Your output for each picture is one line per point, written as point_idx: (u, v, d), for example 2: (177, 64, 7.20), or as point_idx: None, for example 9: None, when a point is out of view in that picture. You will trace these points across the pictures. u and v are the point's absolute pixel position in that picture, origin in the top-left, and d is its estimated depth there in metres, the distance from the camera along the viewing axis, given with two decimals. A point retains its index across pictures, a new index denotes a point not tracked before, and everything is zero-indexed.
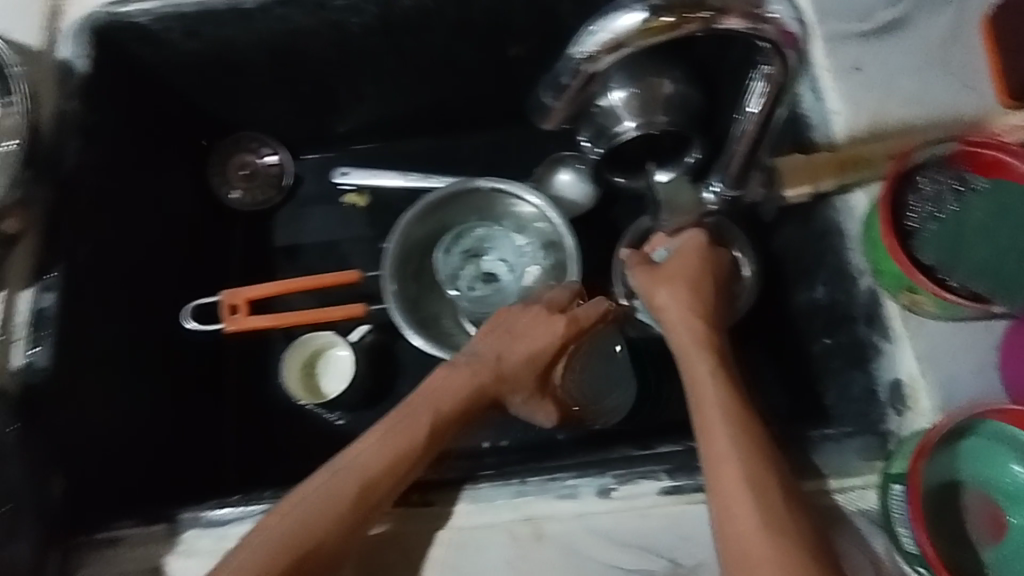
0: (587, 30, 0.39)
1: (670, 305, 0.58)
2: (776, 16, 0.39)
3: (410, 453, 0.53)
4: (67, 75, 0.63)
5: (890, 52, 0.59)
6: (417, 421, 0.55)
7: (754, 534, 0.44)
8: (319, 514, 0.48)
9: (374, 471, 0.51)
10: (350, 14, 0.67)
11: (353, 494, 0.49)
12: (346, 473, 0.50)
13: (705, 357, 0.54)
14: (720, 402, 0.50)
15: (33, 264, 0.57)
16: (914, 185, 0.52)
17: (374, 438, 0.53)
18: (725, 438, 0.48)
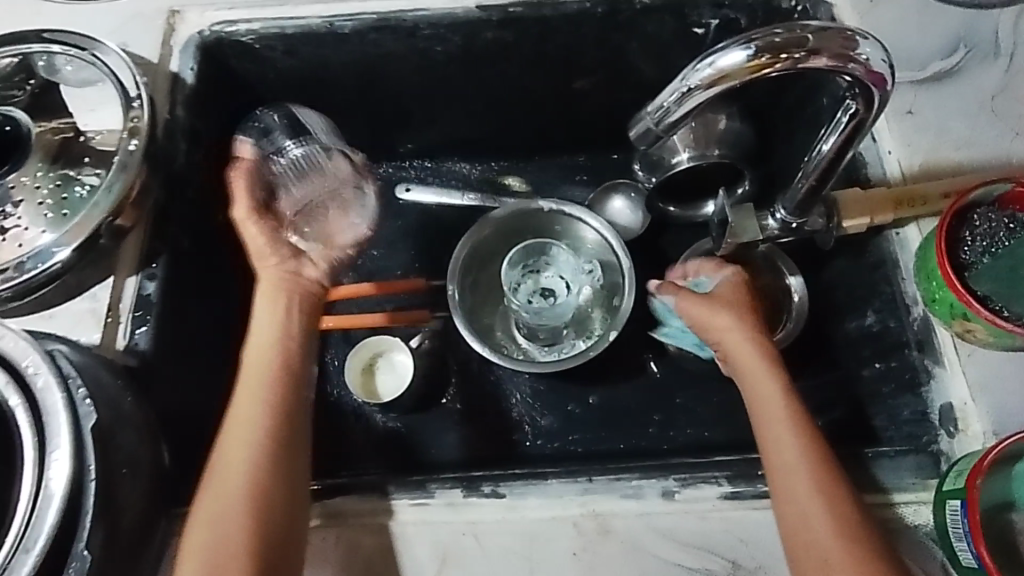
0: (692, 65, 0.42)
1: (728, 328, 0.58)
2: (864, 58, 0.43)
3: (270, 424, 0.53)
4: (179, 85, 0.70)
5: (943, 99, 0.64)
6: (243, 410, 0.53)
7: (828, 543, 0.46)
8: (224, 513, 0.48)
9: (261, 457, 0.51)
10: (437, 42, 0.74)
11: (250, 482, 0.50)
12: (234, 463, 0.51)
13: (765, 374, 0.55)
14: (774, 416, 0.52)
15: (141, 253, 0.63)
16: (969, 221, 0.56)
17: (245, 396, 0.54)
18: (791, 447, 0.50)
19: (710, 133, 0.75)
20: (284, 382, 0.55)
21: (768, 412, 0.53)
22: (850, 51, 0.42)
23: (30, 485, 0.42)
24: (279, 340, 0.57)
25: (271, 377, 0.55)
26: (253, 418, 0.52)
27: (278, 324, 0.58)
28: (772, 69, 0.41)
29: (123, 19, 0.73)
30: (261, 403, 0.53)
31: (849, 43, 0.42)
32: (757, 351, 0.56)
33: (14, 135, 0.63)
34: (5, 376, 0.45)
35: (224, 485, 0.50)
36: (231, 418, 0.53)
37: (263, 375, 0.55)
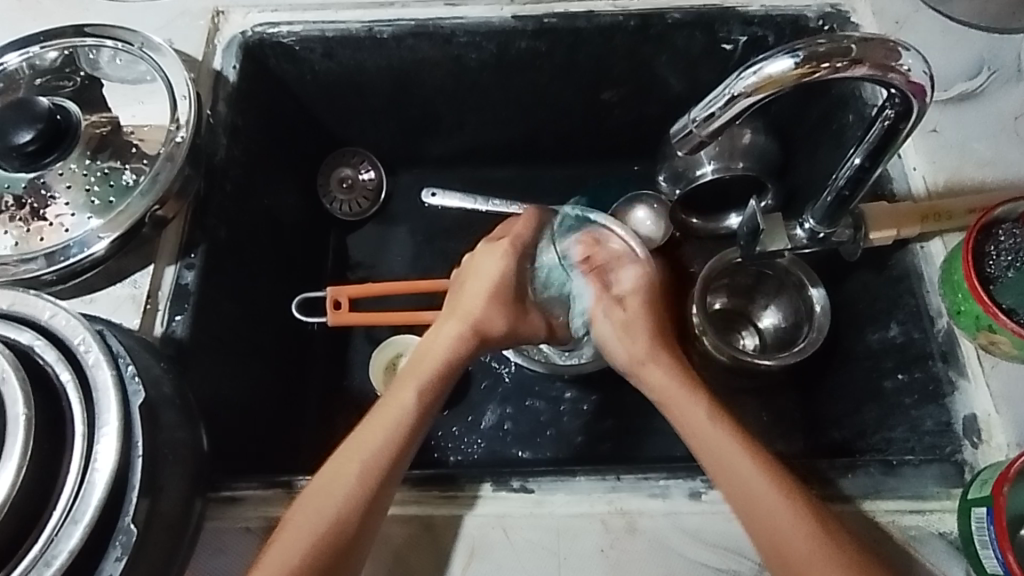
0: (739, 72, 0.45)
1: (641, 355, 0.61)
2: (905, 69, 0.46)
3: (395, 444, 0.52)
4: (222, 82, 0.72)
5: (965, 119, 0.66)
6: (366, 442, 0.52)
7: (795, 538, 0.47)
8: (315, 516, 0.49)
9: (372, 470, 0.51)
10: (471, 49, 0.76)
11: (353, 493, 0.50)
12: (345, 470, 0.51)
13: (688, 392, 0.56)
14: (711, 432, 0.52)
15: (181, 242, 0.64)
16: (994, 236, 0.57)
17: (376, 428, 0.53)
18: (734, 454, 0.51)
19: (734, 147, 0.78)
20: (410, 432, 0.53)
21: (700, 429, 0.53)
22: (890, 61, 0.45)
23: (78, 460, 0.44)
24: (439, 366, 0.58)
25: (414, 399, 0.55)
26: (378, 434, 0.53)
27: (447, 356, 0.59)
28: (815, 75, 0.44)
29: (169, 18, 0.75)
30: (393, 424, 0.53)
31: (892, 54, 0.45)
32: (668, 372, 0.58)
33: (65, 124, 0.63)
34: (56, 353, 0.47)
35: (323, 489, 0.50)
36: (352, 438, 0.53)
37: (400, 419, 0.54)
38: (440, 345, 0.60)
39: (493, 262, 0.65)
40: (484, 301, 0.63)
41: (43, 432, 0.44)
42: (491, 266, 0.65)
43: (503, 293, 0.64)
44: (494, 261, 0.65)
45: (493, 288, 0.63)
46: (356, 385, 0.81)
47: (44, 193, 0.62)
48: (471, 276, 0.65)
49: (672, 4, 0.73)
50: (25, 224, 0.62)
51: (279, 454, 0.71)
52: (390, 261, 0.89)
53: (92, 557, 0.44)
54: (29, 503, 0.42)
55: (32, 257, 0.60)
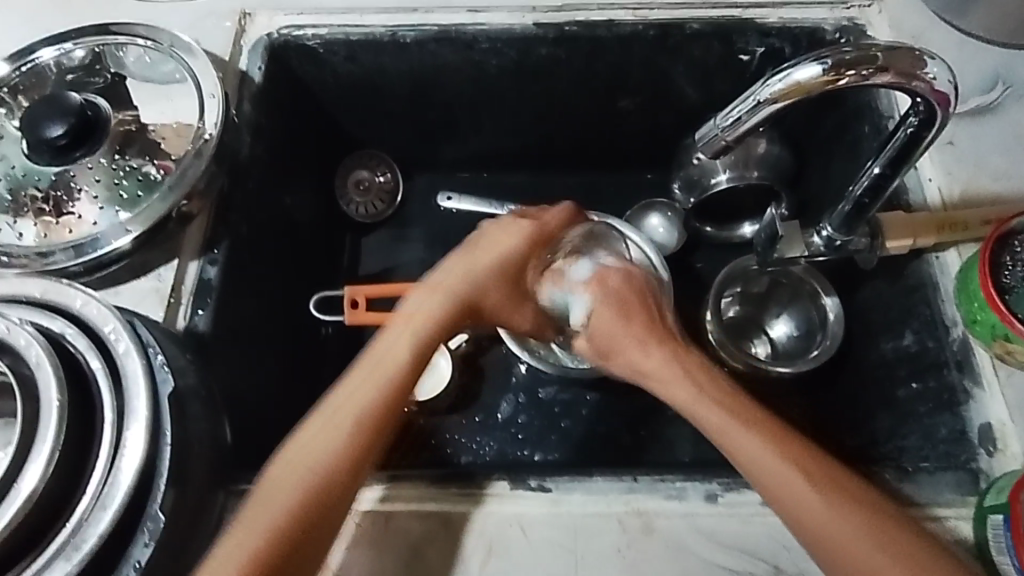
0: (769, 77, 0.49)
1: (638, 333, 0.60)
2: (928, 78, 0.49)
3: (388, 389, 0.51)
4: (247, 82, 0.73)
5: (979, 133, 0.66)
6: (354, 397, 0.50)
7: (857, 542, 0.45)
8: (305, 462, 0.47)
9: (360, 425, 0.49)
10: (492, 55, 0.77)
11: (342, 445, 0.48)
12: (336, 420, 0.49)
13: (717, 404, 0.53)
14: (727, 422, 0.51)
15: (204, 238, 0.65)
16: (1010, 247, 0.58)
17: (360, 380, 0.51)
18: (751, 441, 0.49)
19: (748, 157, 0.78)
20: (392, 388, 0.51)
21: (711, 416, 0.52)
22: (917, 70, 0.48)
23: (109, 445, 0.45)
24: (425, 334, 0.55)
25: (403, 354, 0.53)
26: (375, 378, 0.51)
27: (440, 318, 0.56)
28: (840, 83, 0.48)
29: (195, 18, 0.76)
30: (390, 369, 0.52)
31: (918, 63, 0.48)
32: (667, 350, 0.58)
33: (95, 119, 0.64)
34: (88, 342, 0.47)
35: (318, 437, 0.48)
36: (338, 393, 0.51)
37: (385, 376, 0.52)
38: (438, 306, 0.57)
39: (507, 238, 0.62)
40: (489, 273, 0.60)
41: (75, 419, 0.45)
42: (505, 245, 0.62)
43: (509, 272, 0.61)
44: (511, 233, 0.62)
45: (500, 266, 0.61)
46: None
47: (73, 187, 0.63)
48: (485, 244, 0.62)
49: (690, 14, 0.74)
50: (53, 217, 0.63)
51: None
52: (404, 263, 0.90)
53: (117, 547, 0.45)
54: (60, 488, 0.43)
55: (59, 249, 0.61)
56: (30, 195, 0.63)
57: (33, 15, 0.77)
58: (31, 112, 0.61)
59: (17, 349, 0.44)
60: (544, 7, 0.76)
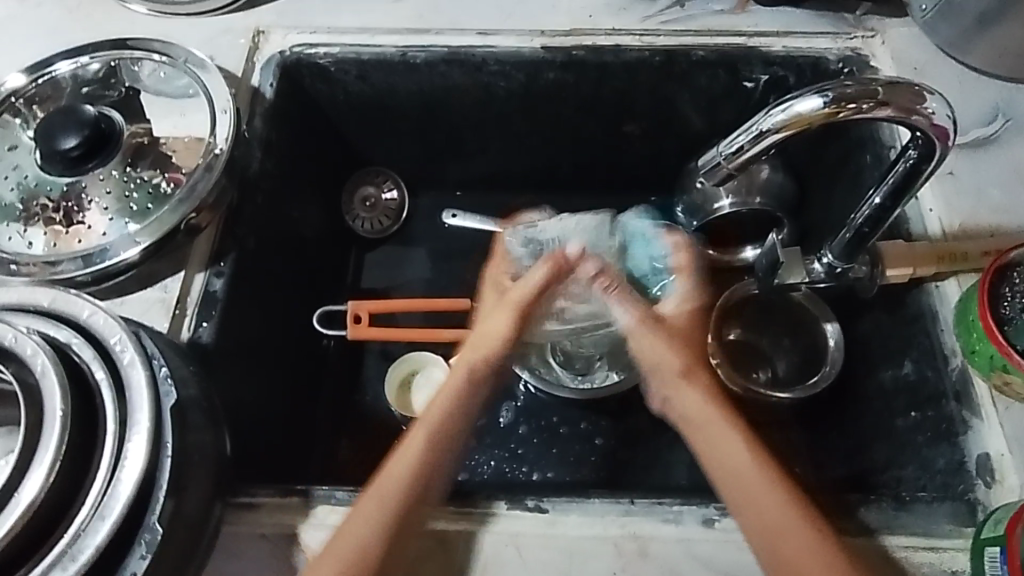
0: (773, 107, 0.50)
1: (670, 377, 0.54)
2: (927, 112, 0.50)
3: (420, 468, 0.50)
4: (259, 99, 0.74)
5: (979, 165, 0.67)
6: (390, 477, 0.49)
7: None
8: (345, 543, 0.48)
9: (394, 507, 0.49)
10: (500, 78, 0.79)
11: (379, 518, 0.48)
12: (370, 497, 0.49)
13: (728, 442, 0.51)
14: (752, 477, 0.49)
15: (211, 251, 0.66)
16: (1010, 279, 0.58)
17: (394, 465, 0.50)
18: (748, 474, 0.49)
19: (752, 184, 0.78)
20: (411, 482, 0.49)
21: (728, 469, 0.50)
22: (916, 104, 0.49)
23: (110, 455, 0.45)
24: (434, 427, 0.52)
25: (423, 445, 0.51)
26: (404, 469, 0.49)
27: (450, 403, 0.53)
28: (841, 116, 0.49)
29: (211, 35, 0.78)
30: (429, 428, 0.52)
31: (917, 99, 0.49)
32: (699, 398, 0.52)
33: (109, 131, 0.65)
34: (93, 351, 0.48)
35: (354, 524, 0.48)
36: (379, 474, 0.50)
37: (409, 464, 0.50)
38: (455, 396, 0.53)
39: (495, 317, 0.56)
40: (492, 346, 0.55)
41: (77, 428, 0.45)
42: (498, 316, 0.56)
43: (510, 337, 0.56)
44: (503, 302, 0.57)
45: (503, 336, 0.55)
46: (368, 400, 0.81)
47: (84, 198, 0.64)
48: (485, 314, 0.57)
49: (696, 43, 0.76)
50: (63, 226, 0.64)
51: (290, 464, 0.71)
52: (406, 279, 0.90)
53: (114, 557, 0.45)
54: (60, 496, 0.43)
55: (68, 258, 0.62)
56: (41, 204, 0.64)
57: (51, 28, 0.79)
58: (46, 123, 0.63)
59: (23, 357, 0.45)
60: (552, 32, 0.77)
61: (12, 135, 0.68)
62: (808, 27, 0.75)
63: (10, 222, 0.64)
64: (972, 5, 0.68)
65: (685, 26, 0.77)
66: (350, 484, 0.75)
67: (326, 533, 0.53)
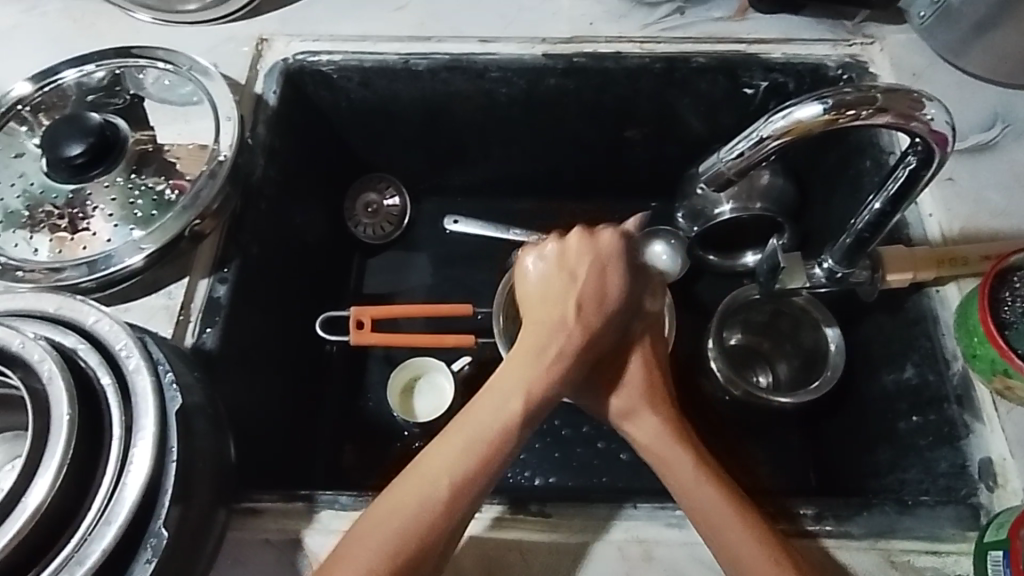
0: (773, 113, 0.50)
1: (634, 404, 0.54)
2: (927, 118, 0.50)
3: (483, 453, 0.49)
4: (262, 106, 0.75)
5: (979, 170, 0.68)
6: (449, 459, 0.48)
7: None
8: (386, 529, 0.47)
9: (450, 492, 0.48)
10: (502, 84, 0.79)
11: (429, 503, 0.47)
12: (420, 480, 0.48)
13: (682, 466, 0.52)
14: (717, 505, 0.50)
15: (215, 257, 0.66)
16: (1010, 283, 0.58)
17: (455, 445, 0.49)
18: (705, 496, 0.51)
19: (752, 188, 0.79)
20: (474, 461, 0.48)
21: (696, 502, 0.51)
22: (915, 111, 0.49)
23: (115, 461, 0.45)
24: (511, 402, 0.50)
25: (493, 422, 0.49)
26: (466, 451, 0.48)
27: (523, 381, 0.50)
28: (841, 122, 0.49)
29: (215, 43, 0.79)
30: (512, 399, 0.50)
31: (916, 105, 0.50)
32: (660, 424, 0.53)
33: (114, 139, 0.65)
34: (99, 357, 0.48)
35: (400, 507, 0.47)
36: (433, 449, 0.49)
37: (474, 446, 0.49)
38: (527, 373, 0.51)
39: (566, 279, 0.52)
40: (570, 324, 0.51)
41: (83, 434, 0.45)
42: (576, 285, 0.52)
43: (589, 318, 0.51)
44: (571, 277, 0.52)
45: (579, 314, 0.51)
46: (371, 405, 0.82)
47: (89, 205, 0.64)
48: (549, 287, 0.52)
49: (696, 50, 0.76)
50: (68, 232, 0.64)
51: (293, 469, 0.72)
52: (408, 284, 0.90)
53: (120, 563, 0.45)
54: (66, 501, 0.43)
55: (73, 265, 0.62)
56: (46, 211, 0.65)
57: (56, 37, 0.80)
58: (51, 132, 0.63)
59: (30, 363, 0.45)
60: (553, 39, 0.78)
61: (17, 142, 0.68)
62: (808, 33, 0.76)
63: (15, 229, 0.65)
64: (970, 13, 0.68)
65: (686, 33, 0.77)
66: (353, 489, 0.75)
67: (330, 538, 0.54)
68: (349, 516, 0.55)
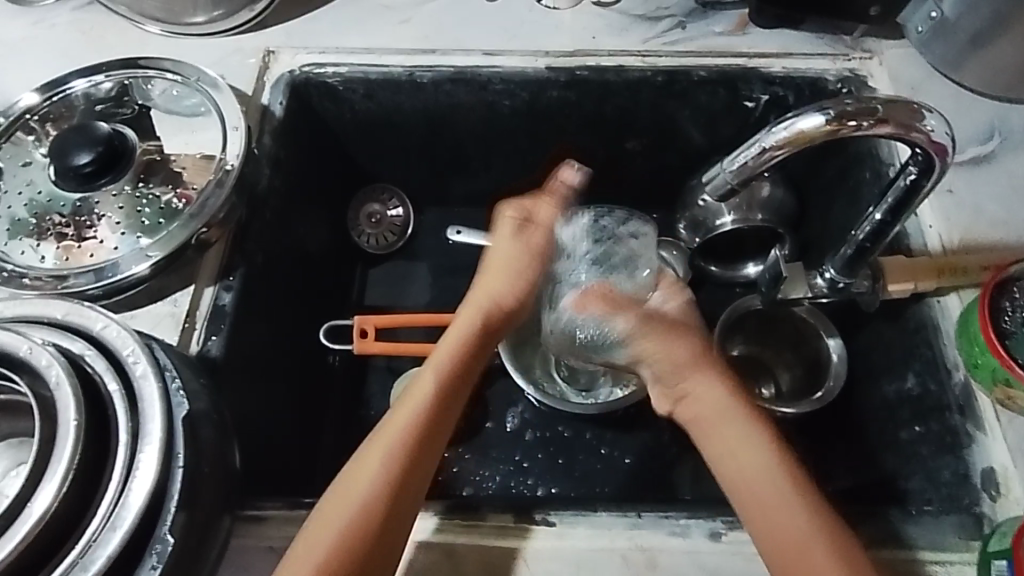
0: (776, 124, 0.51)
1: (688, 364, 0.57)
2: (927, 128, 0.51)
3: (429, 402, 0.55)
4: (268, 116, 0.76)
5: (977, 182, 0.68)
6: (405, 417, 0.53)
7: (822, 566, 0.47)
8: (358, 481, 0.50)
9: (399, 442, 0.52)
10: (505, 96, 0.80)
11: (391, 457, 0.51)
12: (381, 442, 0.52)
13: (739, 422, 0.54)
14: (765, 468, 0.51)
15: (220, 266, 0.67)
16: (1009, 293, 0.58)
17: (405, 404, 0.55)
18: (756, 459, 0.52)
19: (753, 200, 0.79)
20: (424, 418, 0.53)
21: (746, 460, 0.52)
22: (915, 121, 0.50)
23: (121, 467, 0.45)
24: (450, 358, 0.58)
25: (434, 375, 0.56)
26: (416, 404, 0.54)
27: (461, 344, 0.59)
28: (842, 133, 0.50)
29: (221, 55, 0.80)
30: (451, 358, 0.58)
31: (916, 116, 0.51)
32: (714, 386, 0.56)
33: (121, 148, 0.66)
34: (106, 363, 0.49)
35: (369, 461, 0.51)
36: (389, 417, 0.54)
37: (421, 399, 0.54)
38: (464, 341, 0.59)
39: (513, 256, 0.64)
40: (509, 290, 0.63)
41: (90, 439, 0.45)
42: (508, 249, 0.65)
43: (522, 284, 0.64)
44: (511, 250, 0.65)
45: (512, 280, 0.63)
46: (373, 415, 0.82)
47: (96, 213, 0.65)
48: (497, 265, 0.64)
49: (697, 63, 0.77)
50: (75, 241, 0.65)
51: (296, 477, 0.71)
52: (410, 295, 0.91)
53: (125, 569, 0.45)
54: (73, 508, 0.43)
55: (78, 273, 0.62)
56: (52, 219, 0.65)
57: (65, 49, 0.81)
58: (60, 140, 0.64)
59: (38, 368, 0.45)
60: (556, 52, 0.79)
61: (25, 152, 0.69)
62: (807, 48, 0.77)
63: (23, 237, 0.65)
64: (968, 25, 0.69)
65: (686, 47, 0.79)
66: None
67: None
68: None
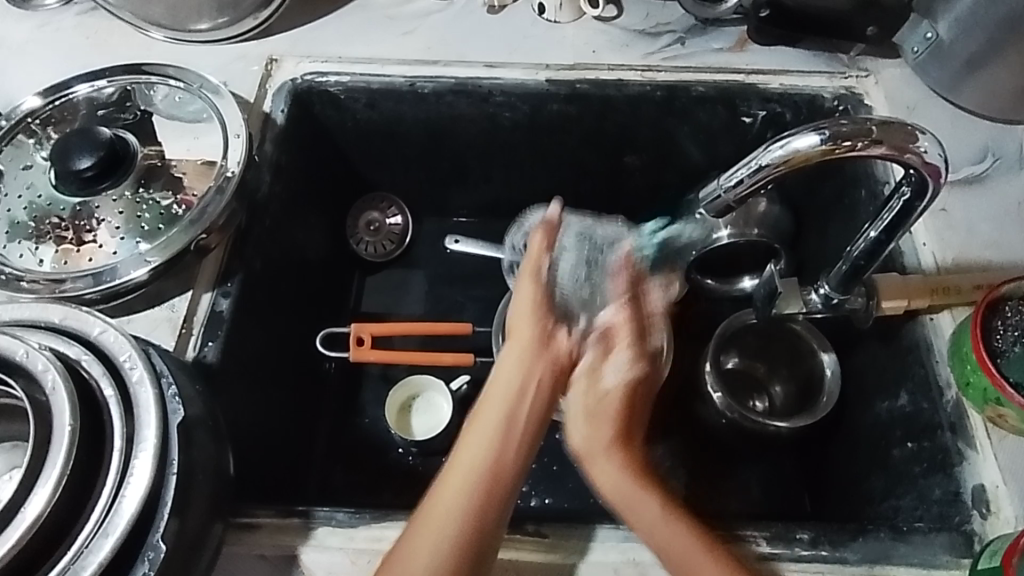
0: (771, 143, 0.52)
1: (596, 443, 0.55)
2: (921, 150, 0.52)
3: (495, 480, 0.51)
4: (270, 123, 0.76)
5: (971, 202, 0.69)
6: (457, 495, 0.50)
7: None
8: (410, 572, 0.48)
9: (463, 527, 0.49)
10: (506, 109, 0.81)
11: (449, 540, 0.49)
12: (429, 525, 0.49)
13: (634, 503, 0.53)
14: (682, 541, 0.52)
15: (218, 272, 0.67)
16: (1001, 313, 0.59)
17: (452, 482, 0.51)
18: (672, 537, 0.52)
19: (750, 216, 0.80)
20: (489, 492, 0.51)
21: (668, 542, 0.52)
22: (909, 144, 0.51)
23: (115, 472, 0.45)
24: (505, 433, 0.53)
25: (487, 458, 0.51)
26: (470, 483, 0.50)
27: (511, 414, 0.53)
28: (837, 154, 0.51)
29: (224, 62, 0.80)
30: (503, 431, 0.53)
31: (910, 138, 0.51)
32: (619, 471, 0.54)
33: (123, 153, 0.66)
34: (103, 368, 0.49)
35: (423, 542, 0.49)
36: (434, 493, 0.51)
37: (474, 481, 0.51)
38: (513, 405, 0.54)
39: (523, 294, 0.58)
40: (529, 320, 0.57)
41: (86, 442, 0.45)
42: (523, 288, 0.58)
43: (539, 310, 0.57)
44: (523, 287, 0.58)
45: (527, 318, 0.57)
46: (367, 423, 0.81)
47: (95, 217, 0.65)
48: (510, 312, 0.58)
49: (697, 79, 0.78)
50: (74, 244, 0.65)
51: (290, 484, 0.72)
52: (407, 303, 0.91)
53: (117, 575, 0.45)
54: (66, 512, 0.43)
55: (77, 277, 0.63)
56: (52, 222, 0.65)
57: (69, 53, 0.81)
58: (62, 143, 0.65)
59: (34, 373, 0.46)
60: (557, 66, 0.80)
61: (26, 154, 0.69)
62: (804, 66, 0.78)
63: (21, 239, 0.65)
64: (963, 48, 0.70)
65: (686, 63, 0.79)
66: (348, 505, 0.76)
67: (326, 554, 0.54)
68: (343, 533, 0.54)
